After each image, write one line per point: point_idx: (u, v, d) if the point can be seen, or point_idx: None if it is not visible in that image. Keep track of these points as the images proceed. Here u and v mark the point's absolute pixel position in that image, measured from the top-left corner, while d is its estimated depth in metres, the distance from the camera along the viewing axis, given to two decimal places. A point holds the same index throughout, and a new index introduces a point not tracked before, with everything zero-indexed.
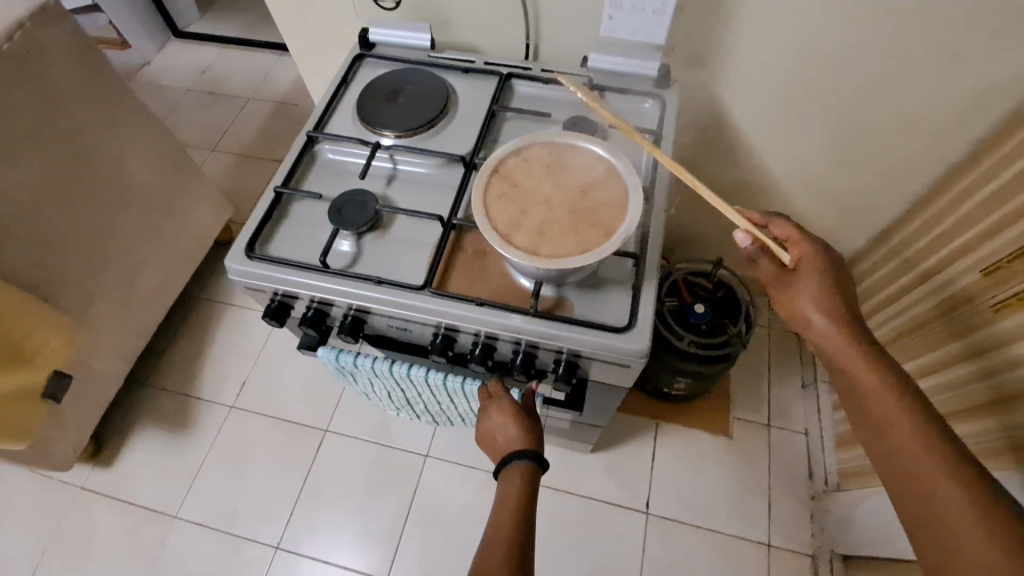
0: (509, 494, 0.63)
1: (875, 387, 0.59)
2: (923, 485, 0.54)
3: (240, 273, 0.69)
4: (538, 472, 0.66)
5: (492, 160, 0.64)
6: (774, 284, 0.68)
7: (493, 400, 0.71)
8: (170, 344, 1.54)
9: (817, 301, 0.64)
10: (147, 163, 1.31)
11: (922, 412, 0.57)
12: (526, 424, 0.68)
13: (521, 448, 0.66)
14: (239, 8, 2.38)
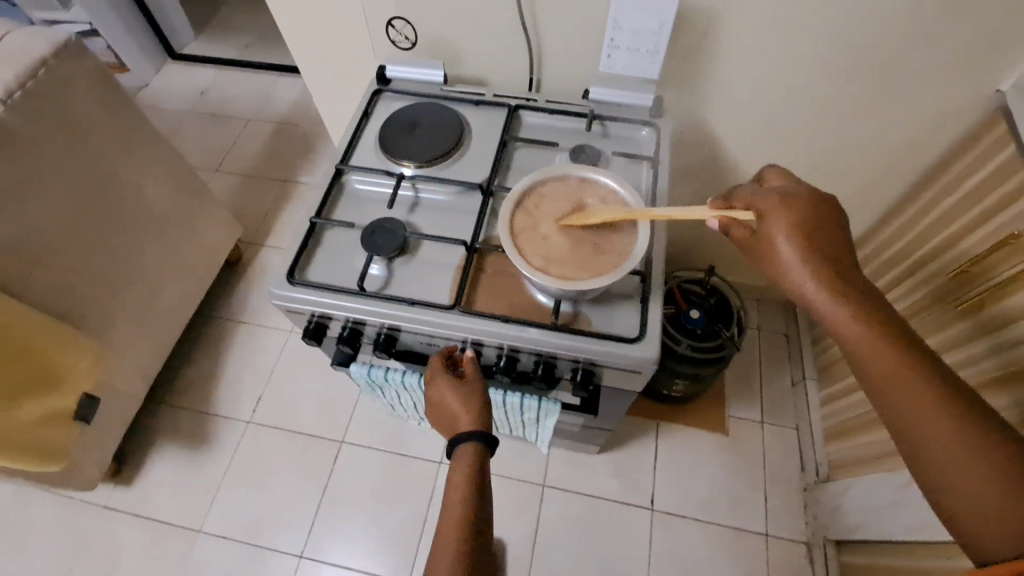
0: (460, 478, 0.66)
1: (861, 335, 0.57)
2: (921, 429, 0.53)
3: (283, 298, 0.75)
4: (487, 448, 0.69)
5: (512, 196, 0.71)
6: (751, 248, 0.65)
7: (443, 384, 0.73)
8: (184, 363, 1.58)
9: (796, 252, 0.60)
10: (163, 188, 1.35)
11: (910, 353, 0.55)
12: (475, 405, 0.70)
13: (469, 430, 0.69)
14: (233, 28, 2.40)
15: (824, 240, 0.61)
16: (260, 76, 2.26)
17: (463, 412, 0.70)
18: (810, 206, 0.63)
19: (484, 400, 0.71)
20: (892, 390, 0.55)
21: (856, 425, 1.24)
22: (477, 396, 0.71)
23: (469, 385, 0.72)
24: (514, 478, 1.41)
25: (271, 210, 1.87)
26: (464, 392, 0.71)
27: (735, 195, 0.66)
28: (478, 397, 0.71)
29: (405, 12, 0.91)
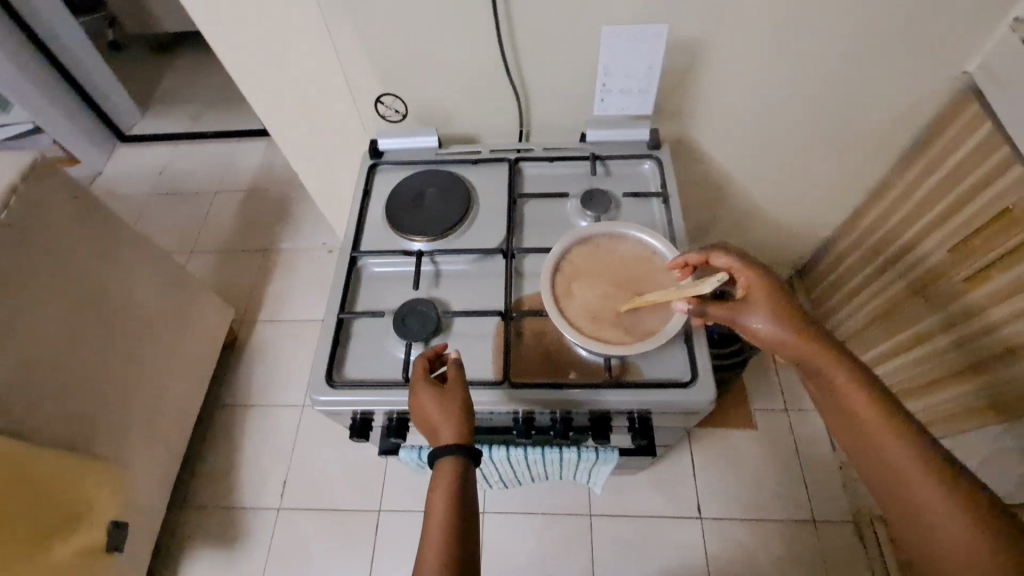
0: (441, 494, 0.59)
1: (849, 392, 0.60)
2: (912, 482, 0.54)
3: (327, 403, 0.73)
4: (471, 461, 0.62)
5: (548, 267, 0.72)
6: (729, 320, 0.65)
7: (422, 391, 0.66)
8: (199, 460, 1.52)
9: (775, 319, 0.63)
10: (149, 288, 1.30)
11: (892, 409, 0.58)
12: (457, 413, 0.64)
13: (450, 441, 0.62)
14: (181, 100, 2.32)
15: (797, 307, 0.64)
16: (218, 146, 2.18)
17: (444, 423, 0.63)
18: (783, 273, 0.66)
19: (466, 408, 0.65)
20: (879, 445, 0.57)
21: None
22: (459, 403, 0.65)
23: (451, 391, 0.65)
24: (559, 512, 1.40)
25: (257, 282, 1.82)
26: (445, 399, 0.65)
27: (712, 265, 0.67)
28: (460, 404, 0.65)
29: (391, 87, 0.91)
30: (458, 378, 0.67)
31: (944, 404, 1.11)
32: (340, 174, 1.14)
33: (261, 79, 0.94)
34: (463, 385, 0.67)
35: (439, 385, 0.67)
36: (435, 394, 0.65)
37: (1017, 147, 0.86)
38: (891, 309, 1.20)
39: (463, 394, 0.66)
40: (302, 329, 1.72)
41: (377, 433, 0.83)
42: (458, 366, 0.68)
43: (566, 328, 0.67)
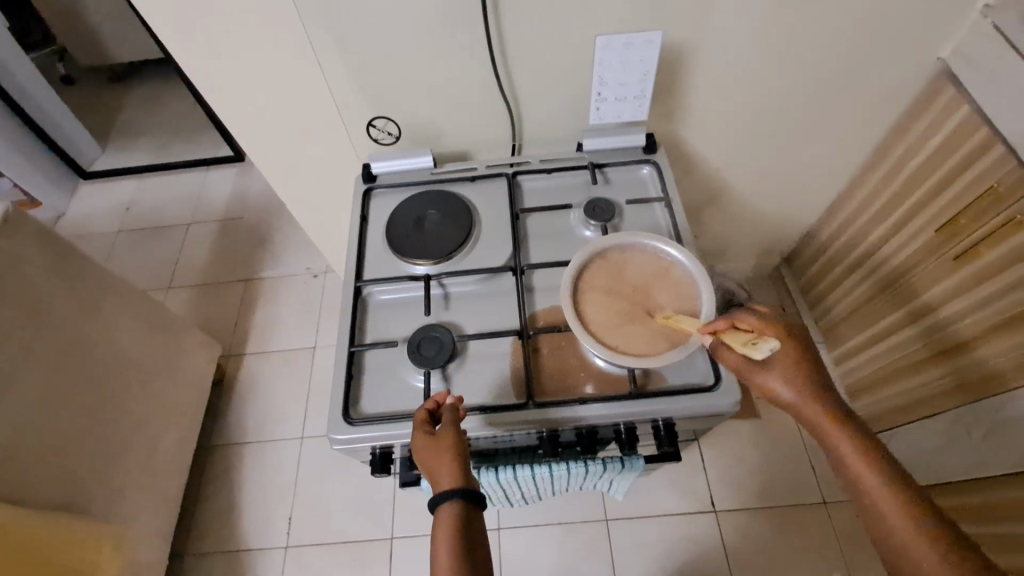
0: (443, 548, 0.56)
1: (856, 461, 0.57)
2: (908, 557, 0.53)
3: (347, 441, 0.70)
4: (471, 501, 0.59)
5: (568, 280, 0.70)
6: (741, 371, 0.61)
7: (417, 442, 0.64)
8: (198, 504, 1.46)
9: (791, 380, 0.59)
10: (129, 331, 1.25)
11: (901, 482, 0.55)
12: (451, 459, 0.61)
13: (445, 486, 0.60)
14: (143, 130, 2.24)
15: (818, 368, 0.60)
16: (187, 175, 2.10)
17: (438, 466, 0.61)
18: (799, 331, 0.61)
19: (460, 451, 0.61)
20: (881, 518, 0.55)
21: (876, 380, 1.30)
22: (452, 447, 0.62)
23: (444, 436, 0.63)
24: (575, 521, 1.39)
25: (241, 314, 1.76)
26: (438, 447, 0.62)
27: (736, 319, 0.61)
28: (453, 449, 0.62)
29: (382, 110, 0.89)
30: (452, 422, 0.64)
31: (920, 386, 1.15)
32: (329, 199, 1.11)
33: (243, 109, 0.90)
34: (456, 428, 0.64)
35: (434, 432, 0.64)
36: (428, 443, 0.63)
37: (996, 128, 0.89)
38: (879, 293, 1.23)
39: (457, 437, 0.63)
40: (294, 358, 1.66)
41: (400, 464, 0.80)
42: (452, 409, 0.66)
43: (591, 342, 0.66)
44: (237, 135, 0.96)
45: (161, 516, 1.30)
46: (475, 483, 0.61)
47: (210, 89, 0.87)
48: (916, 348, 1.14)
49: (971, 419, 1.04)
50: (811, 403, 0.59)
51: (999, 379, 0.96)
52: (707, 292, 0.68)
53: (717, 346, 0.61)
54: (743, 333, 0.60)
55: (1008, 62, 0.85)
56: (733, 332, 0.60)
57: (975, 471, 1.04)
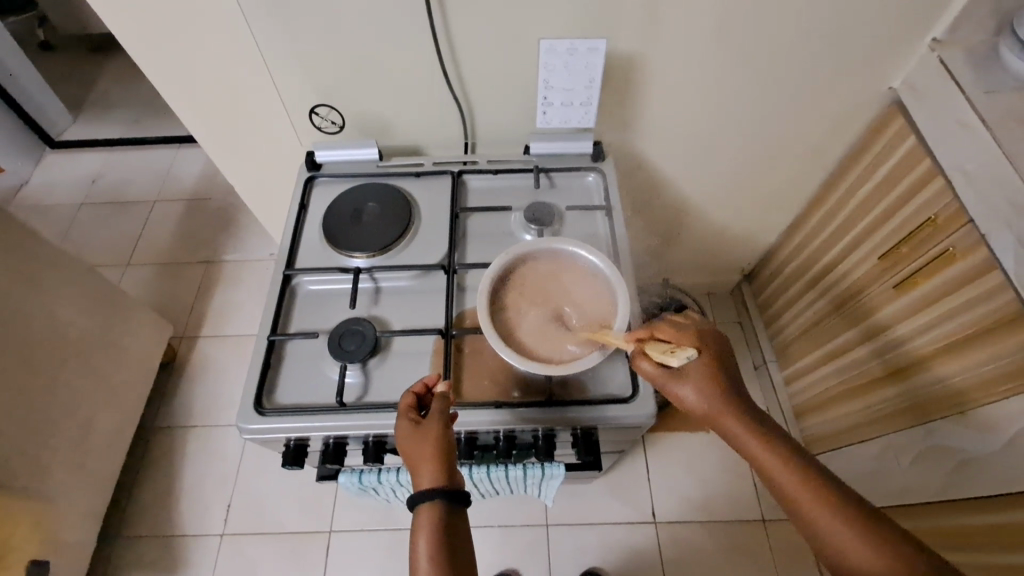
0: (423, 542, 0.55)
1: (781, 471, 0.55)
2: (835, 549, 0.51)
3: (257, 432, 0.69)
4: (452, 502, 0.58)
5: (487, 281, 0.69)
6: (657, 382, 0.62)
7: (401, 431, 0.63)
8: (135, 486, 1.43)
9: (700, 385, 0.60)
10: (72, 306, 1.23)
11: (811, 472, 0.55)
12: (434, 453, 0.59)
13: (427, 482, 0.58)
14: (117, 103, 2.19)
15: (727, 370, 0.61)
16: (157, 152, 2.06)
17: (423, 460, 0.60)
18: (706, 338, 0.64)
19: (444, 444, 0.60)
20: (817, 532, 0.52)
21: (819, 401, 1.31)
22: (437, 440, 0.61)
23: (429, 427, 0.62)
24: (516, 525, 1.38)
25: (199, 296, 1.73)
26: (423, 439, 0.61)
27: (653, 329, 0.64)
28: (438, 441, 0.60)
29: (329, 99, 0.88)
30: (440, 413, 0.63)
31: (857, 411, 1.16)
32: (279, 185, 1.09)
33: (186, 87, 0.88)
34: (444, 420, 0.63)
35: (420, 422, 0.63)
36: (413, 433, 0.62)
37: (937, 160, 0.90)
38: (827, 315, 1.24)
39: (443, 429, 0.62)
40: (247, 343, 1.64)
41: (316, 456, 0.79)
42: (441, 399, 0.65)
43: (502, 347, 0.65)
44: (181, 113, 0.93)
45: (91, 495, 1.27)
46: (459, 482, 0.60)
47: (152, 68, 0.85)
48: (863, 370, 1.13)
49: (901, 444, 1.04)
50: (719, 407, 0.60)
51: (945, 402, 0.93)
52: (623, 298, 0.68)
53: (636, 354, 0.62)
54: (661, 342, 0.62)
55: (951, 95, 0.86)
56: (653, 342, 0.62)
57: (902, 496, 1.05)
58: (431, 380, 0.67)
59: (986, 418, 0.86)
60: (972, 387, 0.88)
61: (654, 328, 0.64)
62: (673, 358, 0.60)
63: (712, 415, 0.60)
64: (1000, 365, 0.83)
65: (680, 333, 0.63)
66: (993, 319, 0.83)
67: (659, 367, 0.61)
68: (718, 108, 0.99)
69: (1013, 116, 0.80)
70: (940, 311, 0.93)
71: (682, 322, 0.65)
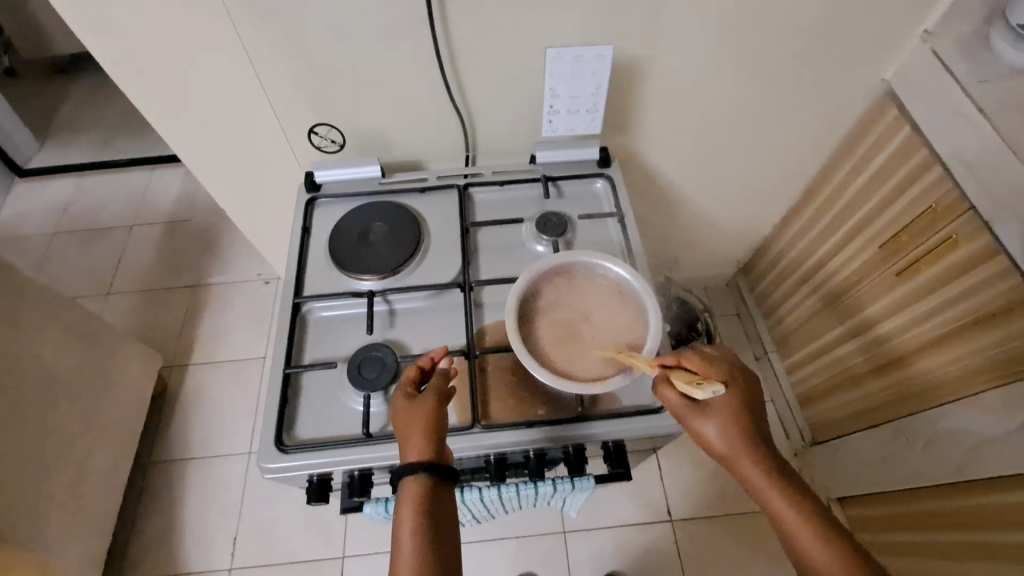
0: (406, 513, 0.55)
1: (789, 516, 0.53)
2: None
3: (279, 471, 0.66)
4: (437, 480, 0.57)
5: (513, 300, 0.68)
6: (679, 414, 0.60)
7: (396, 404, 0.62)
8: (134, 526, 1.38)
9: (724, 427, 0.57)
10: (58, 344, 1.17)
11: (845, 546, 0.51)
12: (424, 427, 0.59)
13: (414, 457, 0.58)
14: (85, 125, 2.10)
15: (755, 417, 0.59)
16: (130, 175, 1.98)
17: (411, 434, 0.59)
18: (739, 380, 0.60)
19: (435, 419, 0.60)
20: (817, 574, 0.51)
21: (823, 390, 1.32)
22: (429, 415, 0.60)
23: (423, 402, 0.61)
24: (533, 535, 1.37)
25: (186, 322, 1.67)
26: (413, 413, 0.61)
27: (683, 358, 0.62)
28: (429, 417, 0.60)
29: (326, 117, 0.85)
30: (435, 390, 0.63)
31: (862, 398, 1.18)
32: (274, 207, 1.05)
33: (175, 112, 0.84)
34: (439, 397, 0.62)
35: (416, 396, 0.63)
36: (407, 406, 0.61)
37: (934, 149, 0.91)
38: (826, 306, 1.26)
39: (435, 406, 0.61)
40: (242, 368, 1.59)
41: (340, 488, 0.76)
42: (440, 377, 0.65)
43: (536, 367, 0.63)
44: (170, 140, 0.89)
45: (90, 541, 1.22)
46: (446, 461, 0.59)
47: (138, 95, 0.81)
48: (868, 358, 1.14)
49: (911, 429, 1.04)
50: (741, 454, 0.57)
51: (954, 387, 0.95)
52: (652, 307, 0.67)
53: (660, 382, 0.60)
54: (688, 372, 0.60)
55: (947, 86, 0.88)
56: (679, 371, 0.60)
57: (911, 481, 1.04)
58: (435, 356, 0.66)
59: (997, 400, 0.86)
60: (980, 370, 0.90)
61: (683, 358, 0.62)
62: (700, 394, 0.57)
63: (722, 448, 0.58)
64: (1007, 347, 0.85)
65: (709, 367, 0.61)
66: (995, 306, 0.86)
67: (683, 400, 0.59)
68: (717, 107, 0.99)
69: (1010, 104, 0.82)
70: (944, 297, 0.94)
71: (714, 357, 0.62)
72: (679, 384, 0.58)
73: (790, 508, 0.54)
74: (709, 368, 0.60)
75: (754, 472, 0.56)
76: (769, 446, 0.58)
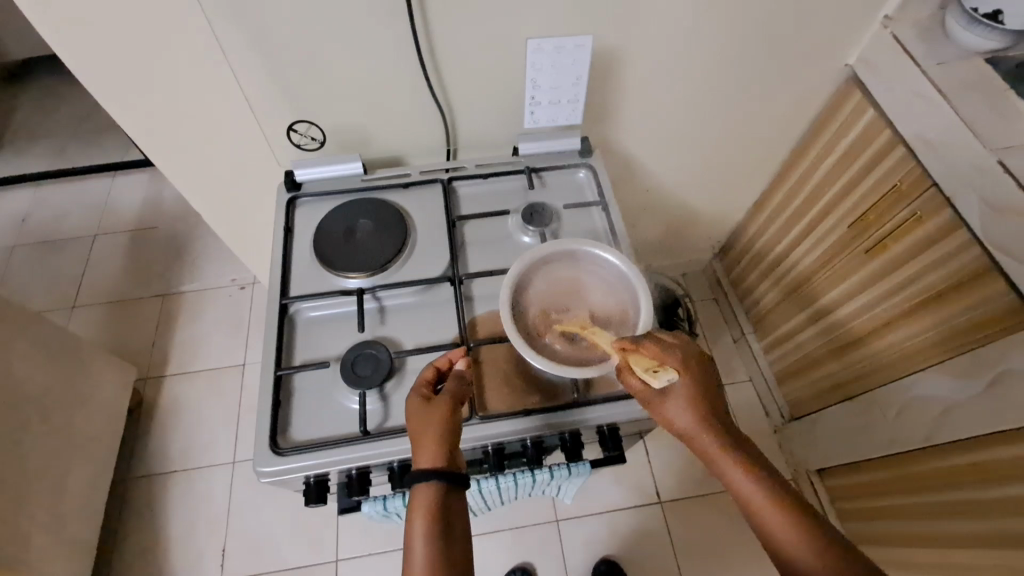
0: (418, 519, 0.54)
1: (759, 497, 0.55)
2: None
3: (275, 474, 0.65)
4: (452, 487, 0.56)
5: (507, 289, 0.68)
6: (643, 400, 0.60)
7: (411, 405, 0.62)
8: (115, 545, 1.34)
9: (689, 414, 0.57)
10: (27, 361, 1.13)
11: (810, 525, 0.53)
12: (440, 429, 0.58)
13: (430, 462, 0.57)
14: (38, 133, 2.01)
15: (715, 401, 0.59)
16: (90, 183, 1.89)
17: (428, 436, 0.58)
18: (699, 366, 0.59)
19: (451, 422, 0.59)
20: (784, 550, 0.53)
21: (798, 368, 1.37)
22: (445, 417, 0.59)
23: (439, 404, 0.60)
24: (527, 526, 1.38)
25: (159, 333, 1.62)
26: (431, 414, 0.60)
27: (640, 345, 0.61)
28: (445, 419, 0.59)
29: (304, 114, 0.84)
30: (452, 392, 0.62)
31: (833, 373, 1.24)
32: (250, 207, 1.03)
33: (147, 116, 0.82)
34: (454, 400, 0.62)
35: (432, 397, 0.62)
36: (424, 408, 0.61)
37: (897, 130, 0.95)
38: (797, 287, 1.30)
39: (453, 409, 0.61)
40: (220, 377, 1.55)
41: (337, 489, 0.75)
42: (456, 380, 0.64)
43: (532, 355, 0.64)
44: (141, 143, 0.86)
45: (69, 562, 1.18)
46: (460, 465, 0.58)
47: (107, 98, 0.78)
48: (841, 331, 1.18)
49: (884, 399, 1.08)
50: (706, 436, 0.57)
51: (917, 359, 1.01)
52: (642, 289, 0.69)
53: (622, 369, 0.60)
54: (646, 358, 0.60)
55: (907, 70, 0.92)
56: (638, 357, 0.60)
57: (884, 449, 1.09)
58: (453, 358, 0.66)
59: (957, 366, 0.91)
60: (945, 338, 0.94)
61: (642, 345, 0.61)
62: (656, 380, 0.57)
63: (694, 437, 0.58)
64: (972, 315, 0.88)
65: (665, 353, 0.60)
66: (955, 277, 0.89)
67: (645, 388, 0.59)
68: (690, 96, 1.01)
69: (964, 86, 0.86)
70: (910, 271, 0.98)
71: (673, 343, 0.61)
72: (636, 370, 0.59)
73: (758, 493, 0.55)
74: (667, 357, 0.59)
75: (722, 458, 0.56)
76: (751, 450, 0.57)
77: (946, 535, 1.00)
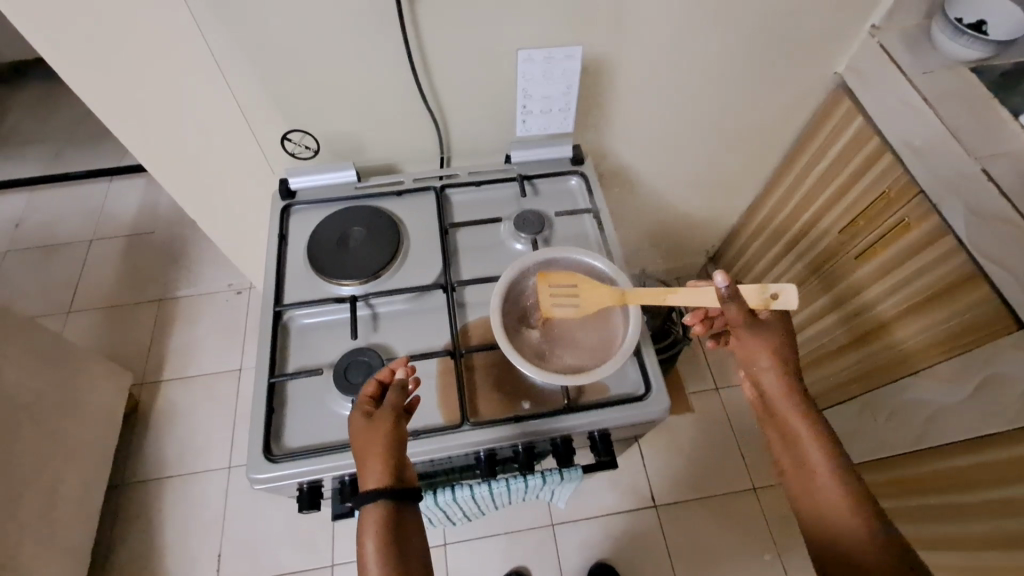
0: (369, 543, 0.54)
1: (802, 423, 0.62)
2: (830, 514, 0.57)
3: (268, 480, 0.66)
4: (401, 505, 0.56)
5: (497, 297, 0.69)
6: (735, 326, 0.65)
7: (354, 425, 0.61)
8: (110, 551, 1.34)
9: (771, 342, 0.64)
10: (22, 366, 1.14)
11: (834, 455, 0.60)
12: (382, 447, 0.58)
13: (376, 484, 0.57)
14: (34, 137, 2.01)
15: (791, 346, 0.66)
16: (86, 187, 1.90)
17: (371, 457, 0.58)
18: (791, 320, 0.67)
19: (392, 440, 0.59)
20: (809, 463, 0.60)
21: None
22: (387, 434, 0.59)
23: (379, 422, 0.60)
24: (521, 530, 1.38)
25: (155, 338, 1.62)
26: (371, 434, 0.59)
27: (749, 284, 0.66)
28: (388, 436, 0.59)
29: (298, 123, 0.85)
30: (392, 406, 0.61)
31: (825, 377, 1.25)
32: (245, 213, 1.04)
33: (141, 125, 0.83)
34: (396, 414, 0.61)
35: (373, 414, 0.61)
36: (365, 427, 0.60)
37: (884, 137, 0.96)
38: (792, 291, 1.31)
39: (394, 424, 0.60)
40: (216, 382, 1.55)
41: (331, 495, 0.75)
42: (397, 391, 0.63)
43: (522, 362, 0.65)
44: (136, 151, 0.87)
45: (62, 567, 1.18)
46: (407, 480, 0.58)
47: (102, 108, 0.79)
48: (840, 332, 1.17)
49: (876, 403, 1.10)
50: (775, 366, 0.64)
51: (906, 361, 1.01)
52: (630, 294, 0.71)
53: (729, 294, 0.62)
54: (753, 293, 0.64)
55: (893, 78, 0.93)
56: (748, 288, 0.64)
57: (876, 452, 1.09)
58: (394, 369, 0.64)
59: (945, 370, 0.92)
60: (936, 343, 0.94)
61: None
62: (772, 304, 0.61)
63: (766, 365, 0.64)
64: (959, 321, 0.88)
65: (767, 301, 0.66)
66: (942, 283, 0.90)
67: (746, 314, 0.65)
68: (680, 104, 1.02)
69: (948, 95, 0.88)
70: (898, 276, 0.99)
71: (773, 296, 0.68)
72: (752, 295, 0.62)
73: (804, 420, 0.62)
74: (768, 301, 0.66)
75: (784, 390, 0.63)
76: (832, 430, 0.62)
77: (937, 538, 1.00)
